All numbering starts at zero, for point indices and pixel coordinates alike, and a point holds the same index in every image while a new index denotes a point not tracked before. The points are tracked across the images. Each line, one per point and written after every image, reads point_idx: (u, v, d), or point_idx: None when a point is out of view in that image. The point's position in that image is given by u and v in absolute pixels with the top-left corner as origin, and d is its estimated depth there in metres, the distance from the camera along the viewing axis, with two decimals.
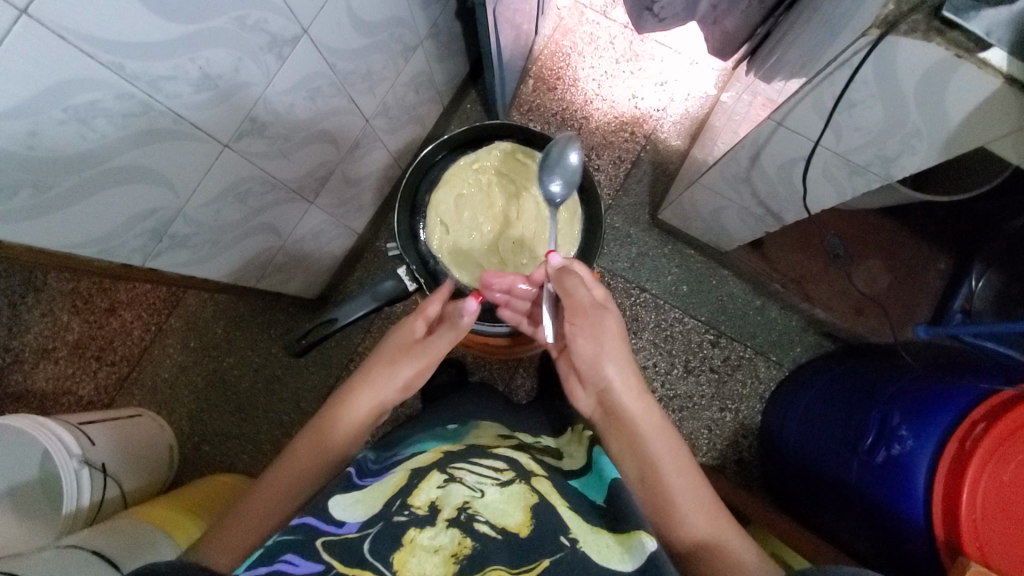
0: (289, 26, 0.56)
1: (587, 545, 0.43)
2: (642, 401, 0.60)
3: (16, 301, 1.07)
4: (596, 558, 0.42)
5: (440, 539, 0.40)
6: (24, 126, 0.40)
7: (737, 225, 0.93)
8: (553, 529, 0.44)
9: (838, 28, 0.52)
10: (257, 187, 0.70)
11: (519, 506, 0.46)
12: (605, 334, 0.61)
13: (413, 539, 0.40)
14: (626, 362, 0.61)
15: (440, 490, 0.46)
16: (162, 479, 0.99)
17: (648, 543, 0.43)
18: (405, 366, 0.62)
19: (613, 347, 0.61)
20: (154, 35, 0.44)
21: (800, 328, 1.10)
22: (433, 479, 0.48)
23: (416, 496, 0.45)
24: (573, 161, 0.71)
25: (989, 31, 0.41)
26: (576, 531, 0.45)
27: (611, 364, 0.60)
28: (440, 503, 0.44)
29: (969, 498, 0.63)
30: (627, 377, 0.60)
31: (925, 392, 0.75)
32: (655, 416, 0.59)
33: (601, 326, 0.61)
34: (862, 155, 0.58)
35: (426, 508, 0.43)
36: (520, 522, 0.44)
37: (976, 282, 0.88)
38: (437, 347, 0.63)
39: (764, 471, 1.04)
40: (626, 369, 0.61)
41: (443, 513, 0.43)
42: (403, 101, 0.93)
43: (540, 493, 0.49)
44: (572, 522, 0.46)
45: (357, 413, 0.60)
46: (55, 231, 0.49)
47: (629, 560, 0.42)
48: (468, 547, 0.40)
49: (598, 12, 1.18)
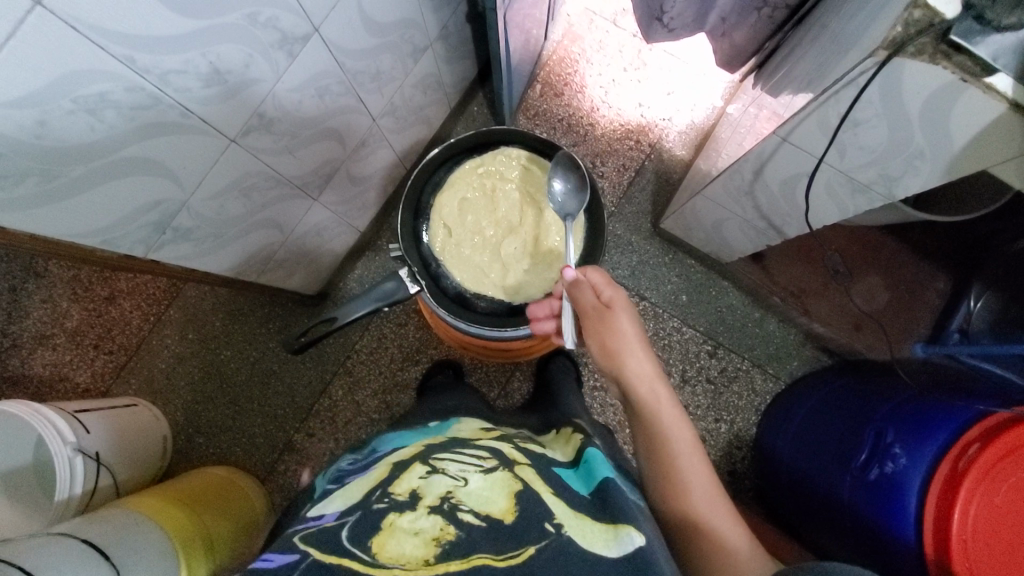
0: (300, 24, 0.56)
1: (572, 530, 0.42)
2: (658, 390, 0.59)
3: (18, 287, 1.07)
4: (582, 542, 0.41)
5: (420, 523, 0.41)
6: (33, 115, 0.40)
7: (738, 238, 0.93)
8: (537, 515, 0.43)
9: (845, 48, 0.53)
10: (262, 183, 0.70)
11: (503, 492, 0.45)
12: (618, 332, 0.61)
13: (393, 523, 0.41)
14: (642, 352, 0.60)
15: (421, 480, 0.46)
16: (156, 468, 0.99)
17: (637, 539, 0.42)
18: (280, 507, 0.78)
19: (627, 341, 0.60)
20: (166, 30, 0.44)
21: (797, 342, 1.12)
22: (414, 471, 0.48)
23: (398, 485, 0.46)
24: (558, 187, 0.77)
25: (995, 56, 0.42)
26: (560, 516, 0.43)
27: (625, 356, 0.60)
28: (422, 492, 0.45)
29: (959, 519, 0.63)
30: (643, 367, 0.60)
31: (921, 412, 0.75)
32: (671, 406, 0.59)
33: (613, 322, 0.61)
34: (865, 173, 0.59)
35: (407, 495, 0.44)
36: (502, 509, 0.44)
37: (976, 303, 0.86)
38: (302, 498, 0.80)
39: (757, 484, 1.04)
40: (642, 359, 0.60)
41: (426, 500, 0.44)
42: (411, 102, 0.93)
43: (524, 481, 0.47)
44: (556, 506, 0.45)
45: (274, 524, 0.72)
46: (59, 220, 0.49)
47: (614, 546, 0.41)
48: (450, 533, 0.41)
49: (608, 20, 1.18)
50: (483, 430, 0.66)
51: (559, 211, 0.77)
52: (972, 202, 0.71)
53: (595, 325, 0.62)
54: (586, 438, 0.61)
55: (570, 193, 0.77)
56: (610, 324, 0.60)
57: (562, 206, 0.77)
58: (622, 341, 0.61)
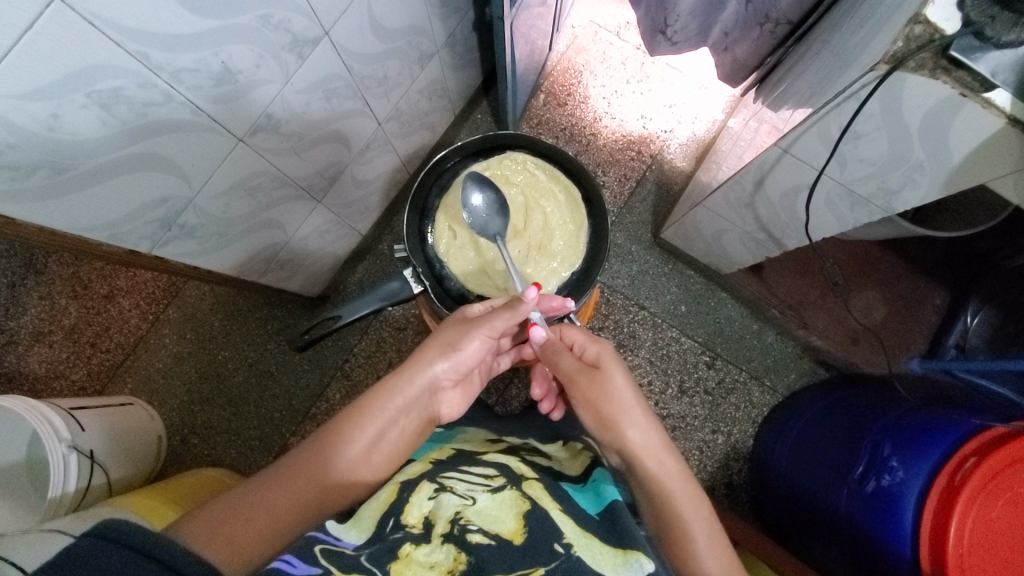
0: (311, 28, 0.57)
1: (581, 550, 0.43)
2: (662, 457, 0.58)
3: (17, 282, 1.07)
4: (590, 562, 0.42)
5: (435, 555, 0.40)
6: (47, 108, 0.41)
7: (737, 249, 0.94)
8: (545, 537, 0.43)
9: (845, 63, 0.54)
10: (267, 183, 0.71)
11: (512, 513, 0.45)
12: (608, 391, 0.61)
13: (408, 555, 0.40)
14: (643, 419, 0.60)
15: (431, 502, 0.46)
16: (147, 468, 0.98)
17: (645, 565, 0.42)
18: (497, 317, 0.62)
19: (620, 407, 0.60)
20: (182, 29, 0.45)
21: (795, 355, 1.11)
22: (423, 492, 0.48)
23: (410, 512, 0.46)
24: (477, 200, 0.77)
25: (993, 72, 0.43)
26: (570, 537, 0.44)
27: (621, 423, 0.60)
28: (433, 517, 0.44)
29: (956, 532, 0.63)
30: (647, 436, 0.59)
31: (917, 425, 0.75)
32: (675, 469, 0.58)
33: (603, 383, 0.61)
34: (864, 186, 0.59)
35: (420, 526, 0.43)
36: (512, 529, 0.43)
37: (971, 319, 0.89)
38: (493, 322, 0.62)
39: (753, 497, 1.03)
40: (644, 427, 0.60)
41: (437, 526, 0.43)
42: (416, 108, 0.94)
43: (532, 498, 0.48)
44: (565, 524, 0.46)
45: (412, 390, 0.60)
46: (66, 215, 0.50)
47: (622, 569, 0.41)
48: (463, 562, 0.39)
49: (612, 33, 1.20)
50: (489, 443, 0.67)
51: (482, 230, 0.78)
52: (970, 217, 0.72)
53: (587, 387, 0.62)
54: (592, 453, 0.65)
55: (488, 203, 0.77)
56: (601, 383, 0.61)
57: (485, 222, 0.78)
58: (616, 405, 0.60)
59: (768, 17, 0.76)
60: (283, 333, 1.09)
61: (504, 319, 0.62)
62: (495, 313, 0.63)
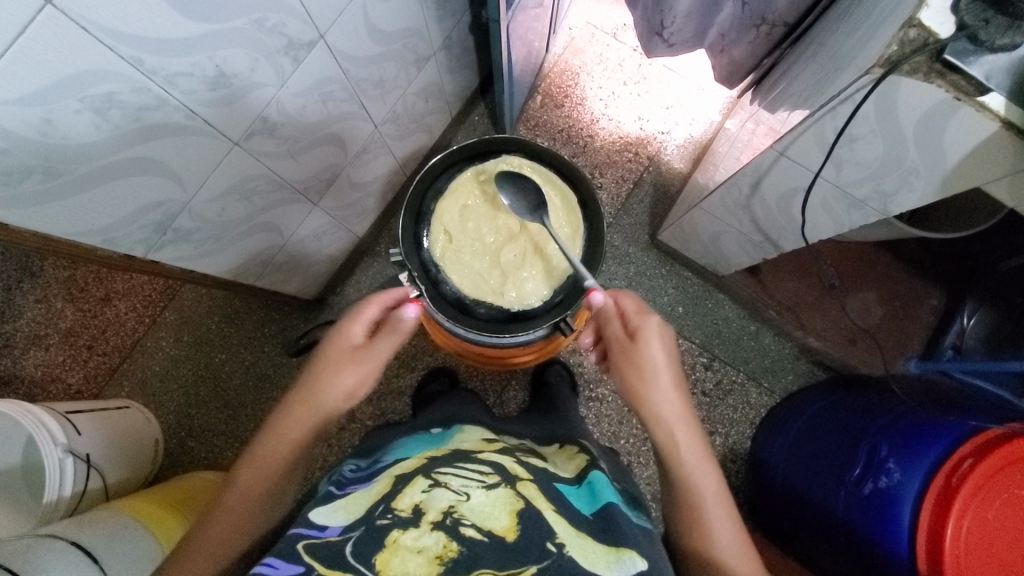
0: (306, 31, 0.57)
1: (573, 551, 0.43)
2: (688, 433, 0.59)
3: (13, 285, 1.07)
4: (583, 562, 0.42)
5: (424, 540, 0.40)
6: (38, 114, 0.41)
7: (735, 251, 0.94)
8: (539, 536, 0.43)
9: (841, 65, 0.54)
10: (263, 186, 0.70)
11: (506, 510, 0.45)
12: (645, 361, 0.60)
13: (396, 540, 0.40)
14: (675, 393, 0.59)
15: (424, 494, 0.45)
16: (144, 473, 0.97)
17: (638, 563, 0.43)
18: (382, 346, 0.61)
19: (657, 378, 0.59)
20: (176, 33, 0.45)
21: (793, 356, 1.12)
22: (417, 485, 0.47)
23: (401, 499, 0.45)
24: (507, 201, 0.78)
25: (988, 76, 0.44)
26: (563, 537, 0.44)
27: (655, 394, 0.59)
28: (425, 507, 0.44)
29: (952, 532, 0.63)
30: (672, 402, 0.59)
31: (913, 428, 0.75)
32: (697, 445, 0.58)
33: (639, 354, 0.60)
34: (860, 189, 0.60)
35: (409, 511, 0.43)
36: (505, 527, 0.43)
37: (968, 321, 0.88)
38: (380, 352, 0.61)
39: (749, 498, 1.03)
40: (675, 400, 0.59)
41: (428, 515, 0.43)
42: (412, 110, 0.94)
43: (525, 497, 0.48)
44: (558, 524, 0.46)
45: (293, 439, 0.58)
46: (59, 220, 0.50)
47: (615, 568, 0.42)
48: (453, 550, 0.40)
49: (609, 35, 1.20)
50: (485, 442, 0.66)
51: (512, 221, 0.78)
52: (966, 219, 0.72)
53: (624, 356, 0.61)
54: (588, 457, 0.65)
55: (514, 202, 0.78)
56: (639, 353, 0.60)
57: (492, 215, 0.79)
58: (651, 376, 0.59)
59: (765, 19, 0.76)
60: (280, 336, 1.10)
61: (386, 346, 0.61)
62: (379, 344, 0.61)
